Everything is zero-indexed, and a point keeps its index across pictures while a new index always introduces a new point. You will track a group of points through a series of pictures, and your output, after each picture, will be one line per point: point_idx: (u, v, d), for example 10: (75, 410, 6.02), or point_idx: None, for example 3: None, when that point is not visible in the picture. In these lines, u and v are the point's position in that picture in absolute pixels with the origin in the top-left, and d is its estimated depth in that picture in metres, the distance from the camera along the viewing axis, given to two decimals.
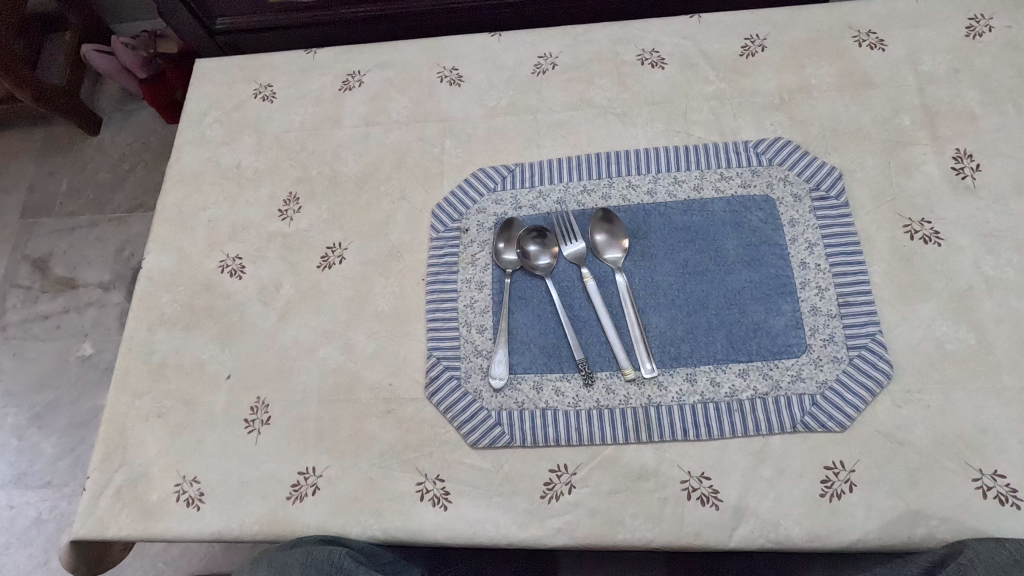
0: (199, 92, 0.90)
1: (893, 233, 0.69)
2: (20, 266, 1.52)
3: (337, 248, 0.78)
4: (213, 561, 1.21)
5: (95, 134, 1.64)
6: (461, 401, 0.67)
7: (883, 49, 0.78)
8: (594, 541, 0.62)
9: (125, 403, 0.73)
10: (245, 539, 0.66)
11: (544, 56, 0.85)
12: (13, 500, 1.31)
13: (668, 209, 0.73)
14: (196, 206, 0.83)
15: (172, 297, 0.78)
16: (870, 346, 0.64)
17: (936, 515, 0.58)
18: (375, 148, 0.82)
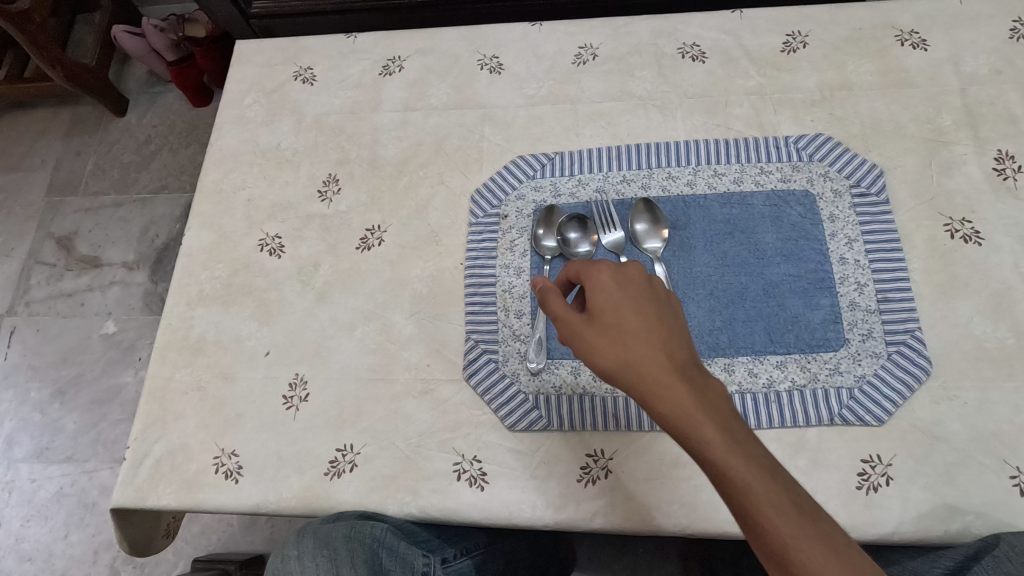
0: (239, 73, 0.91)
1: (933, 232, 0.69)
2: (46, 244, 1.53)
3: (376, 230, 0.78)
4: (232, 540, 1.23)
5: (122, 115, 1.65)
6: (499, 384, 0.68)
7: (926, 48, 0.78)
8: (630, 526, 0.62)
9: (165, 376, 0.74)
10: (283, 512, 0.67)
11: (584, 47, 0.85)
12: (35, 474, 1.32)
13: (707, 201, 0.73)
14: (235, 185, 0.84)
15: (211, 274, 0.79)
16: (909, 342, 0.65)
17: (972, 511, 0.59)
18: (413, 132, 0.83)
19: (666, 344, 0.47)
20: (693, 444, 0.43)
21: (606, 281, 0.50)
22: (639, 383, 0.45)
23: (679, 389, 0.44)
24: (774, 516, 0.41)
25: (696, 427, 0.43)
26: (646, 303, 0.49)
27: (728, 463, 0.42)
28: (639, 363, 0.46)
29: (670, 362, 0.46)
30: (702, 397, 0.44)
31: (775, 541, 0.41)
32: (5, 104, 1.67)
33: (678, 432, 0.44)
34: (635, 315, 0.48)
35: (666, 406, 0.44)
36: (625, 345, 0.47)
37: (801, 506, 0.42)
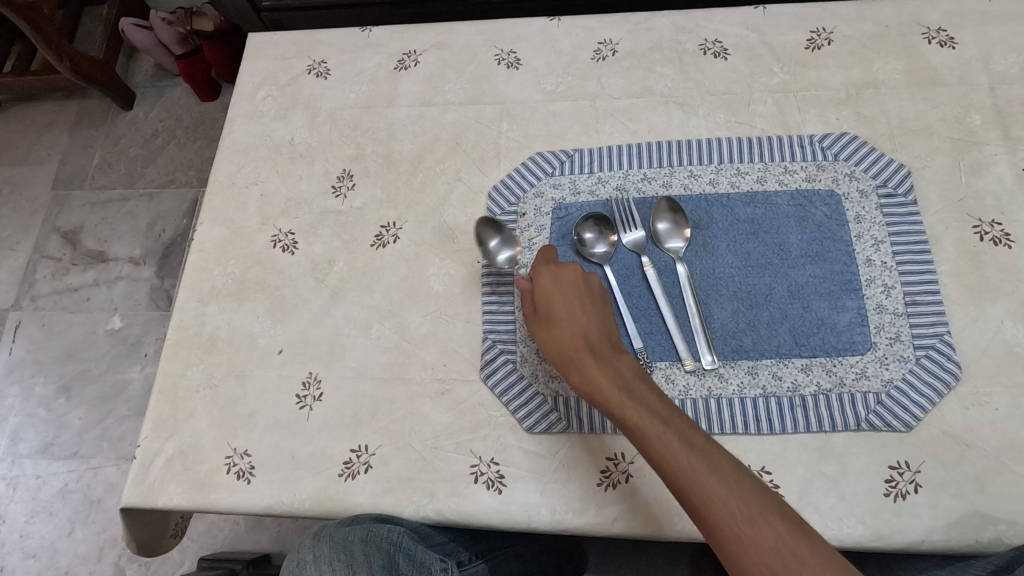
0: (252, 67, 0.90)
1: (962, 233, 0.68)
2: (51, 238, 1.52)
3: (391, 227, 0.77)
4: (238, 538, 1.21)
5: (129, 109, 1.64)
6: (517, 385, 0.67)
7: (954, 46, 0.76)
8: (652, 531, 0.61)
9: (177, 374, 0.73)
10: (297, 514, 0.66)
11: (604, 42, 0.83)
12: (39, 470, 1.31)
13: (730, 200, 0.72)
14: (248, 180, 0.83)
15: (224, 270, 0.78)
16: (938, 346, 0.63)
17: (1004, 520, 0.57)
18: (430, 128, 0.81)
19: (587, 331, 0.61)
20: (603, 401, 0.57)
21: (547, 286, 0.64)
22: (566, 357, 0.60)
23: (593, 365, 0.59)
24: (675, 451, 0.52)
25: (603, 394, 0.57)
26: (575, 295, 0.63)
27: (635, 419, 0.55)
28: (565, 341, 0.61)
29: (590, 345, 0.60)
30: (612, 371, 0.58)
31: (678, 473, 0.51)
32: (11, 97, 1.66)
33: (596, 399, 0.58)
34: (565, 304, 0.63)
35: (590, 378, 0.58)
36: (558, 327, 0.62)
37: (696, 444, 0.52)
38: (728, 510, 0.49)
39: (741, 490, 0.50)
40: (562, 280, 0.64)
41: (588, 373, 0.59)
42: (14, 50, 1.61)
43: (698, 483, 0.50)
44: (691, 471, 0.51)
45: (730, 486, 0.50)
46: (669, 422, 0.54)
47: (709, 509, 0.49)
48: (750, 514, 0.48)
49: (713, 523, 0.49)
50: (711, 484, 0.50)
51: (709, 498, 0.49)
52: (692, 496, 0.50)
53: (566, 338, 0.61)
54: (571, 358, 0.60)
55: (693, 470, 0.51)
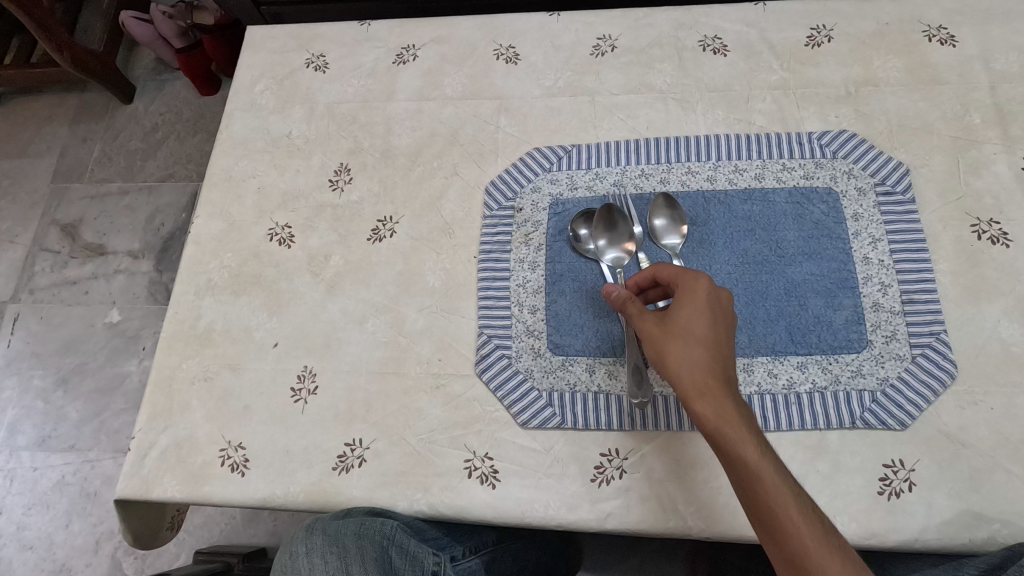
0: (251, 60, 0.90)
1: (960, 232, 0.68)
2: (51, 231, 1.52)
3: (388, 222, 0.77)
4: (234, 532, 1.22)
5: (129, 102, 1.64)
6: (512, 380, 0.67)
7: (954, 44, 0.76)
8: (646, 527, 0.61)
9: (173, 366, 0.73)
10: (291, 507, 0.66)
11: (603, 38, 0.83)
12: (37, 462, 1.31)
13: (728, 197, 0.71)
14: (245, 173, 0.83)
15: (220, 263, 0.78)
16: (934, 345, 0.63)
17: (997, 519, 0.57)
18: (428, 122, 0.81)
19: (723, 358, 0.55)
20: (721, 433, 0.51)
21: (699, 299, 0.57)
22: (691, 379, 0.54)
23: (724, 399, 0.53)
24: (790, 509, 0.48)
25: (730, 429, 0.51)
26: (726, 322, 0.57)
27: (753, 460, 0.50)
28: (699, 364, 0.54)
29: (719, 372, 0.54)
30: (741, 408, 0.53)
31: (789, 528, 0.48)
32: (11, 89, 1.66)
33: (711, 427, 0.52)
34: (709, 325, 0.56)
35: (711, 403, 0.52)
36: (691, 345, 0.55)
37: (814, 511, 0.49)
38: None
39: (847, 561, 0.47)
40: (709, 302, 0.57)
41: (707, 399, 0.53)
42: (14, 42, 1.61)
43: (810, 545, 0.47)
44: (808, 538, 0.47)
45: (843, 560, 0.47)
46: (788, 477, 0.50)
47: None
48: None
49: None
50: (818, 548, 0.47)
51: (820, 562, 0.46)
52: (799, 552, 0.47)
53: (698, 360, 0.54)
54: (699, 380, 0.54)
55: (812, 534, 0.47)
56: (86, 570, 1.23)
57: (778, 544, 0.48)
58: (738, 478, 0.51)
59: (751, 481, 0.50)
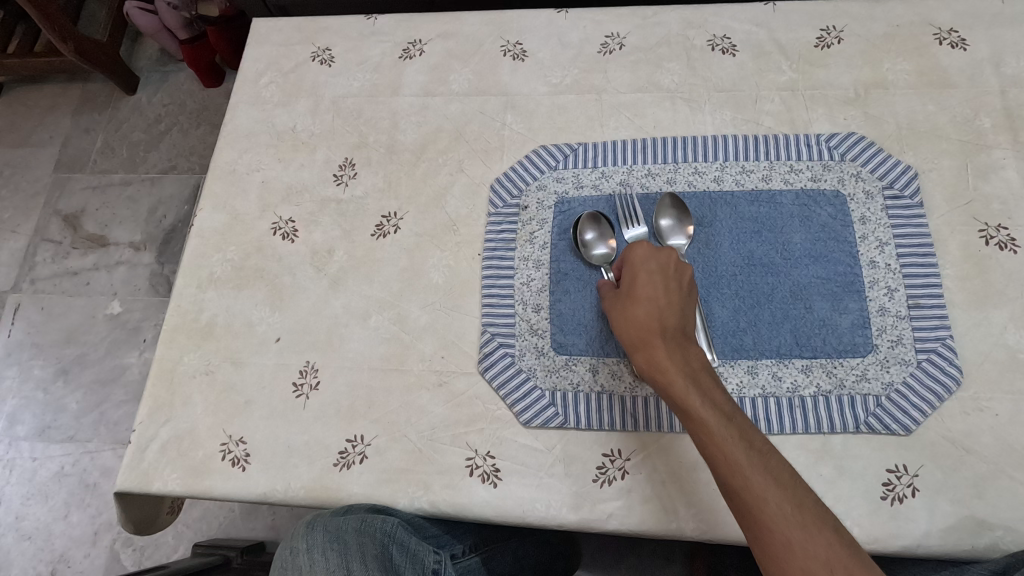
0: (256, 53, 0.89)
1: (968, 237, 0.67)
2: (52, 221, 1.52)
3: (392, 218, 0.76)
4: (233, 525, 1.22)
5: (132, 93, 1.63)
6: (515, 379, 0.67)
7: (965, 48, 0.75)
8: (647, 529, 0.61)
9: (175, 359, 0.73)
10: (291, 502, 0.66)
11: (611, 35, 0.82)
12: (36, 453, 1.31)
13: (735, 198, 0.71)
14: (249, 167, 0.82)
15: (223, 257, 0.78)
16: (940, 350, 0.63)
17: (1000, 525, 0.57)
18: (434, 118, 0.81)
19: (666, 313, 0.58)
20: (663, 384, 0.55)
21: (636, 263, 0.61)
22: (632, 336, 0.58)
23: (662, 350, 0.56)
24: (725, 445, 0.51)
25: (668, 379, 0.55)
26: (666, 275, 0.60)
27: (690, 403, 0.53)
28: (638, 321, 0.58)
29: (659, 325, 0.57)
30: (679, 356, 0.55)
31: (725, 463, 0.50)
32: (14, 78, 1.65)
33: (654, 378, 0.56)
34: (651, 282, 0.59)
35: (651, 356, 0.56)
36: (633, 305, 0.59)
37: (754, 445, 0.51)
38: (767, 505, 0.48)
39: (783, 487, 0.49)
40: (649, 262, 0.61)
41: (649, 353, 0.56)
42: (17, 31, 1.60)
43: (746, 477, 0.49)
44: (745, 472, 0.50)
45: (778, 488, 0.49)
46: (728, 416, 0.53)
47: (753, 504, 0.49)
48: (794, 517, 0.47)
49: (753, 516, 0.49)
50: (753, 478, 0.49)
51: (754, 492, 0.49)
52: (736, 484, 0.50)
53: (637, 317, 0.58)
54: (640, 335, 0.57)
55: (748, 467, 0.50)
56: (84, 561, 1.23)
57: (719, 478, 0.51)
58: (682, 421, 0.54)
59: (691, 423, 0.53)
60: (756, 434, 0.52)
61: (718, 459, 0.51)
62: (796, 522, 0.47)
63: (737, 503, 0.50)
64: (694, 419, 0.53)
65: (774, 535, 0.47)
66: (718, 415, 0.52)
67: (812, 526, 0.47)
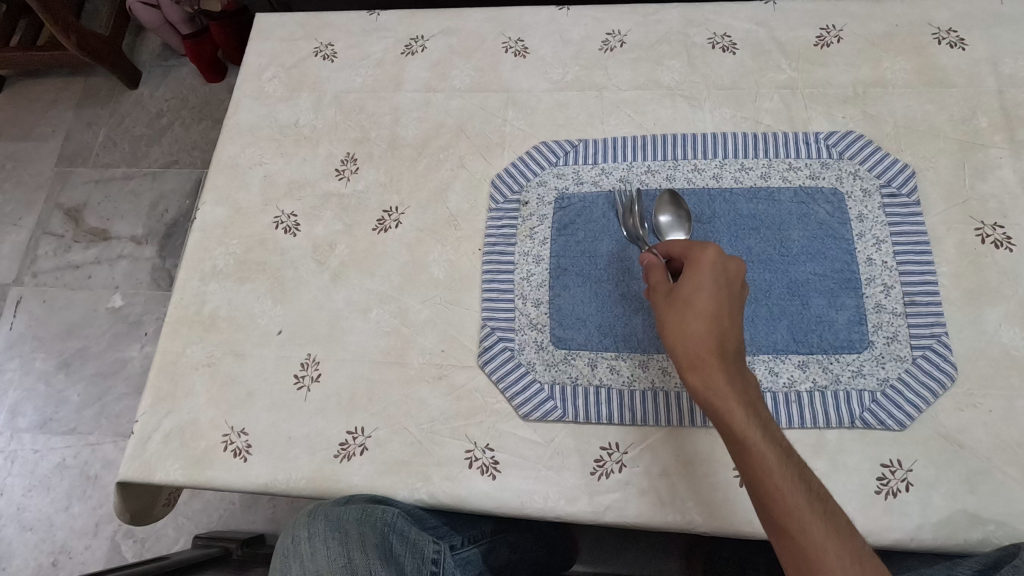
0: (259, 48, 0.90)
1: (964, 236, 0.68)
2: (54, 214, 1.52)
3: (393, 213, 0.77)
4: (233, 518, 1.22)
5: (134, 87, 1.63)
6: (515, 372, 0.67)
7: (963, 48, 0.76)
8: (644, 521, 0.62)
9: (177, 350, 0.74)
10: (292, 493, 0.67)
11: (612, 33, 0.83)
12: (37, 445, 1.32)
13: (733, 195, 0.72)
14: (252, 161, 0.83)
15: (226, 250, 0.78)
16: (935, 347, 0.63)
17: (992, 520, 0.58)
18: (435, 114, 0.81)
19: (720, 318, 0.55)
20: (718, 410, 0.52)
21: (703, 273, 0.57)
22: (690, 353, 0.54)
23: (720, 375, 0.53)
24: (782, 485, 0.49)
25: (715, 383, 0.53)
26: (728, 292, 0.56)
27: (755, 446, 0.50)
28: (698, 338, 0.54)
29: (719, 348, 0.54)
30: (738, 384, 0.53)
31: (782, 503, 0.49)
32: (16, 71, 1.66)
33: (708, 402, 0.53)
34: (717, 298, 0.56)
35: (707, 378, 0.53)
36: (694, 319, 0.55)
37: (810, 487, 0.50)
38: (824, 552, 0.46)
39: (840, 535, 0.47)
40: (716, 274, 0.57)
41: (708, 379, 0.53)
42: (19, 24, 1.60)
43: (803, 520, 0.48)
44: (802, 516, 0.48)
45: (835, 534, 0.47)
46: (784, 452, 0.51)
47: (811, 548, 0.47)
48: (852, 567, 0.46)
49: (808, 560, 0.47)
50: (808, 522, 0.48)
51: (813, 538, 0.47)
52: (790, 525, 0.48)
53: (696, 334, 0.54)
54: (695, 355, 0.54)
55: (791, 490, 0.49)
56: (85, 553, 1.23)
57: (767, 514, 0.49)
58: (741, 464, 0.51)
59: (745, 455, 0.51)
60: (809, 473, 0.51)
61: (773, 498, 0.49)
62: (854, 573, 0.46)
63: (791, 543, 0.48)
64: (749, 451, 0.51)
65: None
66: (774, 452, 0.50)
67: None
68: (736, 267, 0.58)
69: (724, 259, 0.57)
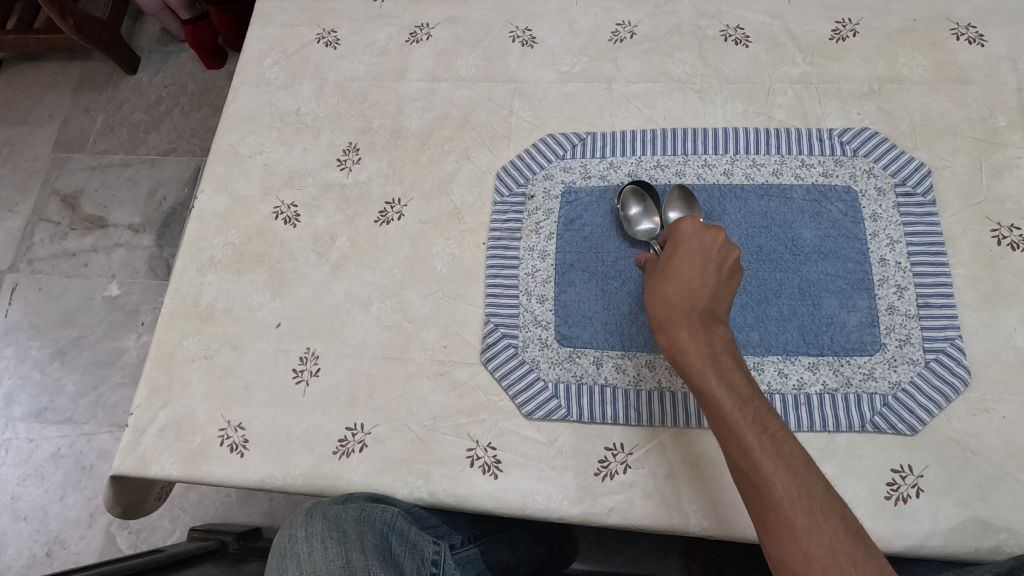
0: (261, 33, 0.87)
1: (980, 237, 0.66)
2: (50, 201, 1.50)
3: (396, 204, 0.75)
4: (230, 510, 1.21)
5: (133, 73, 1.60)
6: (518, 370, 0.66)
7: (982, 44, 0.74)
8: (647, 524, 0.60)
9: (174, 342, 0.72)
10: (290, 489, 0.65)
11: (622, 23, 0.80)
12: (32, 434, 1.31)
13: (745, 192, 0.70)
14: (252, 149, 0.81)
15: (224, 240, 0.77)
16: (949, 350, 0.62)
17: (1005, 528, 0.57)
18: (440, 104, 0.79)
19: (697, 283, 0.57)
20: (682, 364, 0.55)
21: (678, 240, 0.60)
22: (658, 315, 0.57)
23: (685, 330, 0.55)
24: (737, 428, 0.51)
25: (682, 340, 0.55)
26: (700, 254, 0.58)
27: (715, 397, 0.52)
28: (665, 299, 0.57)
29: (686, 305, 0.56)
30: (703, 340, 0.55)
31: (737, 444, 0.50)
32: (13, 55, 1.63)
33: (674, 359, 0.56)
34: (689, 261, 0.58)
35: (671, 335, 0.56)
36: (665, 282, 0.58)
37: (768, 429, 0.50)
38: (775, 489, 0.48)
39: (795, 474, 0.48)
40: (693, 240, 0.59)
41: (672, 333, 0.56)
42: (16, 6, 1.57)
43: (756, 458, 0.49)
44: (756, 455, 0.49)
45: (788, 471, 0.48)
46: (744, 399, 0.52)
47: (762, 485, 0.48)
48: (803, 503, 0.47)
49: (760, 496, 0.48)
50: (760, 461, 0.49)
51: (764, 474, 0.48)
52: (745, 464, 0.50)
53: (664, 296, 0.57)
54: (662, 315, 0.57)
55: (758, 448, 0.49)
56: (79, 543, 1.22)
57: (729, 458, 0.51)
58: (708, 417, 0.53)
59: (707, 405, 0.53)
60: (771, 418, 0.51)
61: (729, 441, 0.51)
62: (804, 509, 0.46)
63: (747, 482, 0.50)
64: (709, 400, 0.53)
65: (781, 518, 0.47)
66: (733, 399, 0.52)
67: (820, 513, 0.46)
68: (717, 233, 0.59)
69: (699, 227, 0.60)
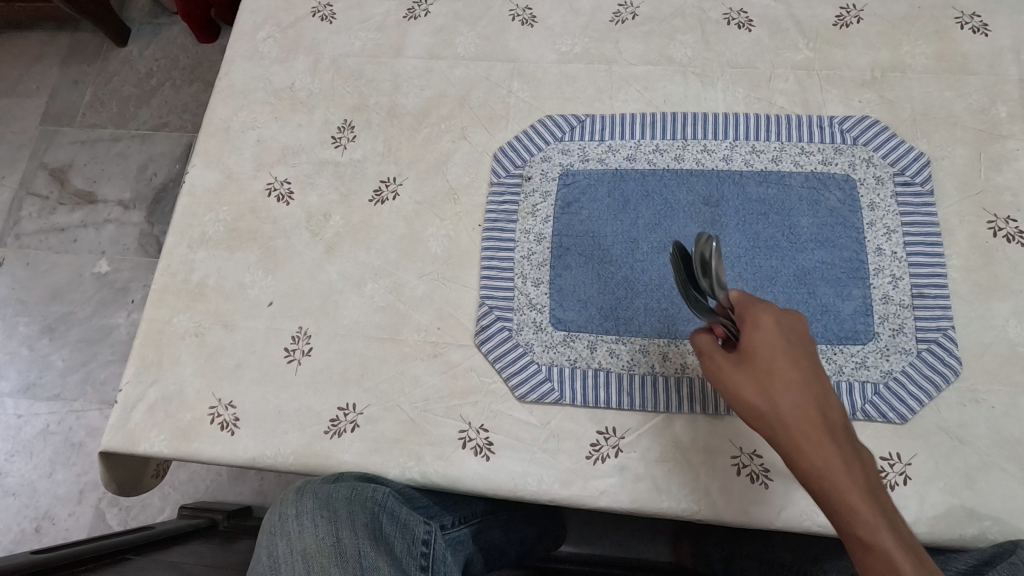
0: (255, 4, 0.85)
1: (977, 228, 0.66)
2: (38, 175, 1.47)
3: (391, 183, 0.74)
4: (220, 489, 1.21)
5: (122, 46, 1.56)
6: (512, 353, 0.66)
7: (986, 34, 0.73)
8: (637, 507, 0.61)
9: (164, 318, 0.71)
10: (280, 468, 0.65)
11: (624, 3, 0.79)
12: (21, 410, 1.30)
13: (743, 178, 0.69)
14: (245, 124, 0.80)
15: (216, 217, 0.75)
16: (941, 340, 0.62)
17: (990, 516, 0.58)
18: (437, 82, 0.78)
19: (824, 396, 0.48)
20: (832, 497, 0.44)
21: (768, 324, 0.50)
22: (793, 426, 0.47)
23: (831, 449, 0.45)
24: None
25: (833, 465, 0.44)
26: (806, 350, 0.50)
27: (884, 547, 0.41)
28: (801, 406, 0.47)
29: (825, 419, 0.46)
30: (855, 463, 0.45)
31: None
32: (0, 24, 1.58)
33: (816, 487, 0.44)
34: (806, 363, 0.49)
35: (817, 458, 0.45)
36: (791, 385, 0.48)
37: None
38: None
39: None
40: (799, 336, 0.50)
41: (814, 450, 0.45)
42: None
43: None
44: None
45: None
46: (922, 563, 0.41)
47: None
48: None
49: None
50: None
51: None
52: None
53: (794, 407, 0.47)
54: (800, 427, 0.46)
55: None
56: (68, 520, 1.22)
57: None
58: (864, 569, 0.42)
59: (871, 554, 0.41)
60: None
61: None
62: None
63: None
64: (873, 549, 0.41)
65: None
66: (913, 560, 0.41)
67: None
68: (799, 321, 0.52)
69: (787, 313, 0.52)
